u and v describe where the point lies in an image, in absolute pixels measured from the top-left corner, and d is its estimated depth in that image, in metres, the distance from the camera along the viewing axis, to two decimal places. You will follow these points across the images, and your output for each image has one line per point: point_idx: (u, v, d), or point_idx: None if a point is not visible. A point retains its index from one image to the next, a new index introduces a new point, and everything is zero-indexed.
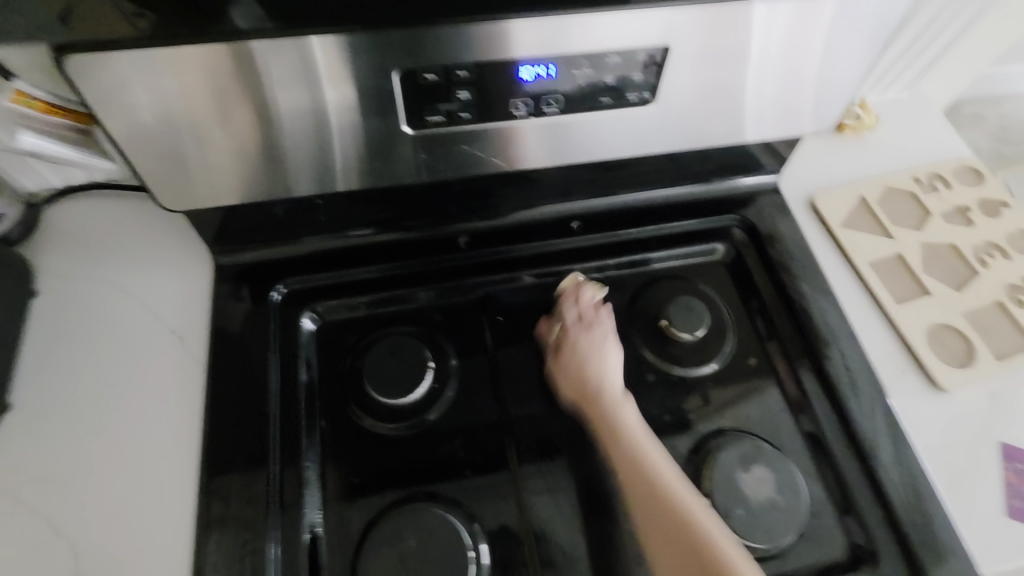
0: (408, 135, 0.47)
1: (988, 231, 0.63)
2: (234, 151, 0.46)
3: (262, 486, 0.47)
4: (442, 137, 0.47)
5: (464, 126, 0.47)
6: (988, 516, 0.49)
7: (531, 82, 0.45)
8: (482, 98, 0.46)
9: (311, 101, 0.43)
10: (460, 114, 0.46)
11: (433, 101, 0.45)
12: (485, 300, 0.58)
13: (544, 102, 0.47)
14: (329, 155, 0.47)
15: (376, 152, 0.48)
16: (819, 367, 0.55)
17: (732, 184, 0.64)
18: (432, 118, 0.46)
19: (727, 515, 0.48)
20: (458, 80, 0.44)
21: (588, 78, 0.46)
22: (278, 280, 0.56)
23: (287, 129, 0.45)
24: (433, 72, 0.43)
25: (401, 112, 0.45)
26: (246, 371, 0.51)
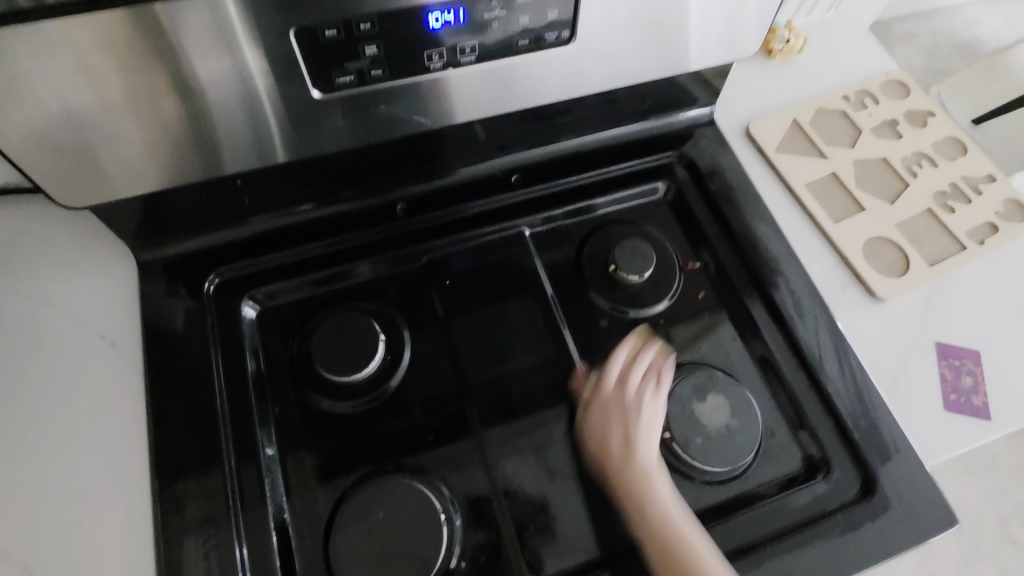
0: (319, 100, 0.44)
1: (916, 141, 0.65)
2: (145, 137, 0.42)
3: (221, 483, 0.45)
4: (356, 99, 0.45)
5: (378, 84, 0.44)
6: (928, 412, 0.52)
7: (441, 31, 0.43)
8: (392, 52, 0.43)
9: (213, 73, 0.40)
10: (372, 72, 0.44)
11: (340, 61, 0.42)
12: (431, 267, 0.57)
13: (459, 50, 0.45)
14: (243, 130, 0.44)
15: (289, 122, 0.45)
16: (765, 293, 0.56)
17: (671, 120, 0.63)
18: (342, 79, 0.44)
19: (686, 446, 0.49)
20: (362, 35, 0.42)
21: (500, 20, 0.44)
22: (210, 271, 0.54)
23: (193, 106, 0.42)
24: (334, 29, 0.41)
25: (307, 75, 0.42)
26: (188, 368, 0.49)
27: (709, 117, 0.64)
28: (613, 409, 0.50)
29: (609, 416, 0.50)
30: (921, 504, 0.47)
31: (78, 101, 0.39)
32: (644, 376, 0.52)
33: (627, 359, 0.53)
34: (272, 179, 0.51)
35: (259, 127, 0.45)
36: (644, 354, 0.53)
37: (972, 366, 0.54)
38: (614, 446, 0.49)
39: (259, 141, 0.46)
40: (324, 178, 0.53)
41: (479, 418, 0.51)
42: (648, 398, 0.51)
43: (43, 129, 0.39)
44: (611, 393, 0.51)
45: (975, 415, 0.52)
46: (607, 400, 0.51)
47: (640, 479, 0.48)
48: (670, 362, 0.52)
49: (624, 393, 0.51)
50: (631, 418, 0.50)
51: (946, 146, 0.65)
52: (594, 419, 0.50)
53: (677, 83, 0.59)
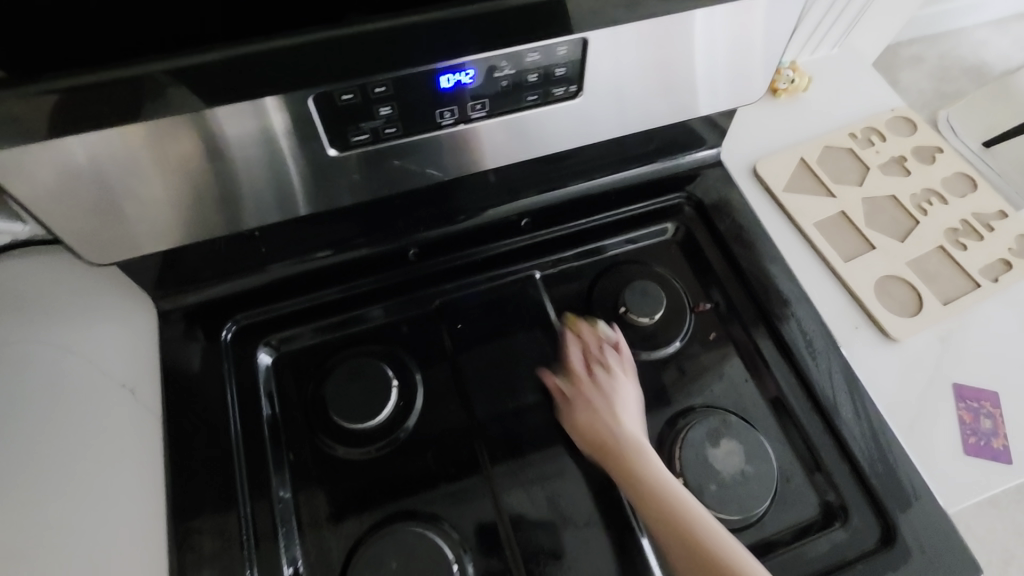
0: (335, 158, 0.46)
1: (924, 177, 0.65)
2: (176, 195, 0.44)
3: (236, 529, 0.46)
4: (370, 155, 0.46)
5: (391, 141, 0.46)
6: (947, 456, 0.51)
7: (452, 90, 0.44)
8: (405, 111, 0.45)
9: (232, 137, 0.42)
10: (386, 130, 0.45)
11: (356, 121, 0.44)
12: (443, 311, 0.58)
13: (470, 108, 0.46)
14: (260, 188, 0.46)
15: (306, 176, 0.46)
16: (775, 333, 0.56)
17: (677, 162, 0.64)
18: (357, 138, 0.45)
19: (701, 492, 0.49)
20: (376, 97, 0.43)
21: (510, 77, 0.45)
22: (228, 316, 0.55)
23: (211, 167, 0.43)
24: (350, 92, 0.42)
25: (323, 136, 0.44)
26: (204, 415, 0.50)
27: (716, 158, 0.65)
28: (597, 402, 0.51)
29: (587, 400, 0.52)
30: (943, 554, 0.46)
31: (100, 167, 0.40)
32: (601, 364, 0.54)
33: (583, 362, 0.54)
34: (290, 228, 0.53)
35: (274, 185, 0.46)
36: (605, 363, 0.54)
37: (990, 408, 0.53)
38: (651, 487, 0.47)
39: (274, 196, 0.47)
40: (339, 226, 0.55)
41: (490, 461, 0.51)
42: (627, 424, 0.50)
43: (81, 197, 0.41)
44: (584, 387, 0.53)
45: (996, 459, 0.51)
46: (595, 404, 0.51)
47: (639, 463, 0.48)
48: (619, 338, 0.55)
49: (593, 383, 0.52)
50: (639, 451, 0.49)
51: (956, 182, 0.65)
52: (582, 413, 0.51)
53: (686, 126, 0.60)
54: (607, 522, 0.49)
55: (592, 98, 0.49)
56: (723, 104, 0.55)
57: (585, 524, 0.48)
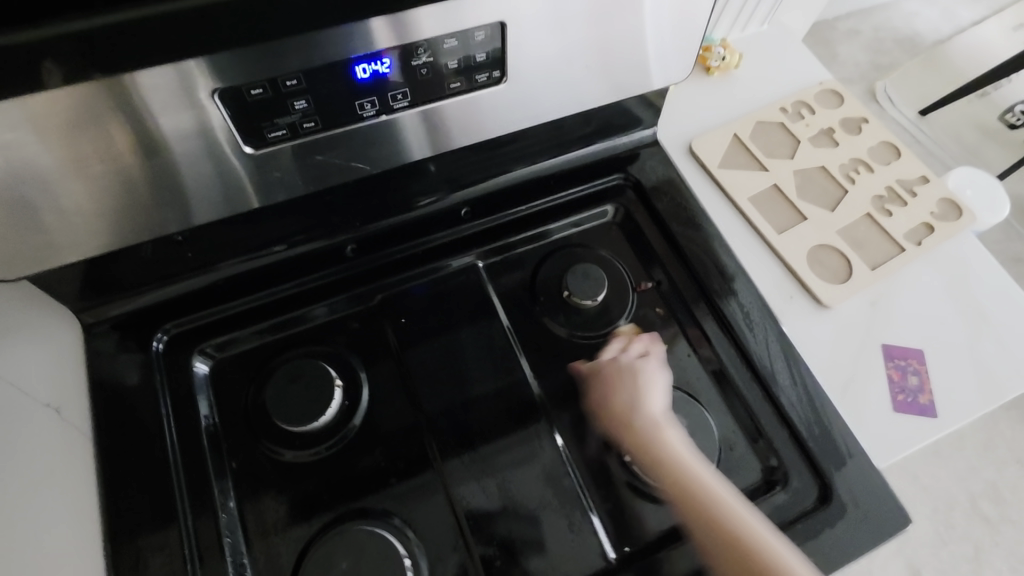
0: (252, 155, 0.44)
1: (852, 148, 0.67)
2: (95, 200, 0.42)
3: (177, 544, 0.44)
4: (290, 151, 0.45)
5: (310, 135, 0.45)
6: (878, 413, 0.53)
7: (370, 80, 0.43)
8: (322, 105, 0.43)
9: (167, 130, 0.40)
10: (304, 124, 0.44)
11: (270, 116, 0.43)
12: (387, 307, 0.57)
13: (391, 97, 0.45)
14: (202, 185, 0.44)
15: (225, 176, 0.44)
16: (714, 307, 0.57)
17: (613, 143, 0.64)
18: (273, 133, 0.44)
19: (645, 466, 0.49)
20: (289, 90, 0.42)
21: (429, 65, 0.44)
22: (156, 329, 0.53)
23: (147, 163, 0.41)
24: (260, 87, 0.40)
25: (236, 134, 0.42)
26: (137, 430, 0.47)
27: (654, 137, 0.65)
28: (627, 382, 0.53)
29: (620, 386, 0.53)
30: (876, 507, 0.48)
31: (19, 170, 0.38)
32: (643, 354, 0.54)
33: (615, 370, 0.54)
34: (221, 230, 0.52)
35: (218, 181, 0.45)
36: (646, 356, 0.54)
37: (916, 365, 0.56)
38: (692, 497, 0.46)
39: (208, 194, 0.45)
40: (273, 225, 0.53)
41: (440, 455, 0.50)
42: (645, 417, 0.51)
43: None
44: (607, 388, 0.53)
45: (923, 413, 0.53)
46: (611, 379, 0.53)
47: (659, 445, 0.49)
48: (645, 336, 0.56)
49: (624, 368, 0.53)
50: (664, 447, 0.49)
51: (881, 151, 0.68)
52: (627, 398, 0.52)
53: (620, 107, 0.60)
54: (558, 502, 0.49)
55: (517, 83, 0.49)
56: (651, 85, 0.55)
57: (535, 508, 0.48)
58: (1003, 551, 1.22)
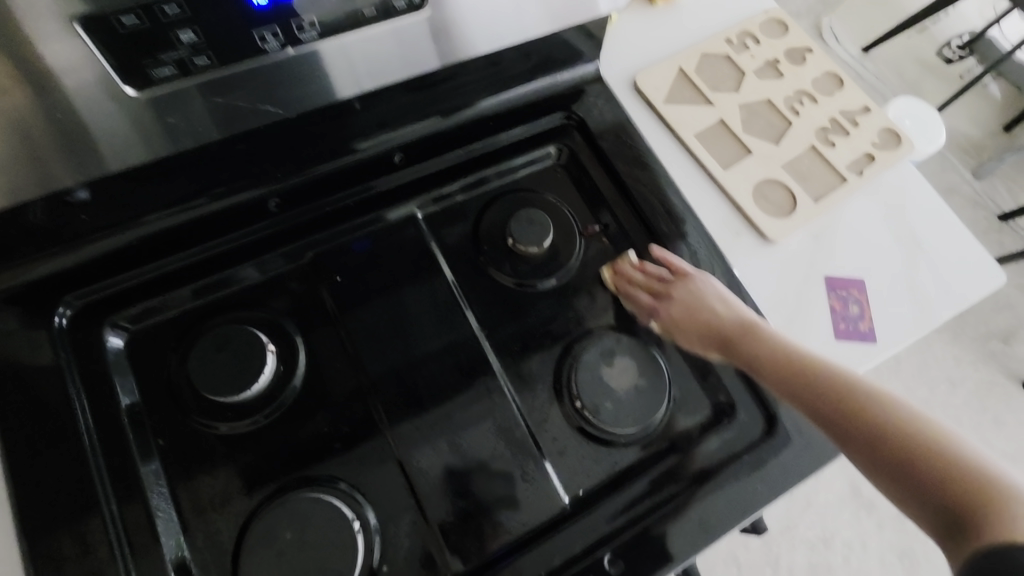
0: (136, 98, 0.38)
1: (796, 79, 0.66)
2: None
3: (102, 533, 0.41)
4: (182, 92, 0.40)
5: (205, 73, 0.39)
6: (821, 343, 0.55)
7: (268, 6, 0.38)
8: (215, 36, 0.38)
9: (56, 63, 0.34)
10: (196, 60, 0.39)
11: (152, 52, 0.37)
12: (320, 266, 0.53)
13: (297, 28, 0.40)
14: (111, 128, 0.39)
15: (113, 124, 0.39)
16: (662, 248, 0.56)
17: (553, 82, 0.60)
18: (160, 73, 0.38)
19: (597, 410, 0.49)
20: (171, 19, 0.36)
21: None
22: (54, 304, 0.47)
23: (38, 103, 0.36)
24: (133, 15, 0.35)
25: (114, 72, 0.36)
26: (46, 415, 0.43)
27: (596, 73, 0.62)
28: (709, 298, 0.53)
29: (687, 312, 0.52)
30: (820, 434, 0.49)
31: None
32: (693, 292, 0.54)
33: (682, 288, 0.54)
34: (119, 187, 0.46)
35: (131, 123, 0.40)
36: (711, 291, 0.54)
37: (857, 295, 0.56)
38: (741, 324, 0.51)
39: (117, 138, 0.40)
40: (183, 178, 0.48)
41: (386, 416, 0.48)
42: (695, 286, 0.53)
43: None
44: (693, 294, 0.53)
45: (863, 340, 0.55)
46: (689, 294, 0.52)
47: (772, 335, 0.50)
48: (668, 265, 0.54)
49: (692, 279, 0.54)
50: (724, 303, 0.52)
51: (824, 82, 0.67)
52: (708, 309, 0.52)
53: (559, 39, 0.56)
54: (511, 454, 0.48)
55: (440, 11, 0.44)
56: (586, 12, 0.52)
57: (486, 462, 0.47)
58: None
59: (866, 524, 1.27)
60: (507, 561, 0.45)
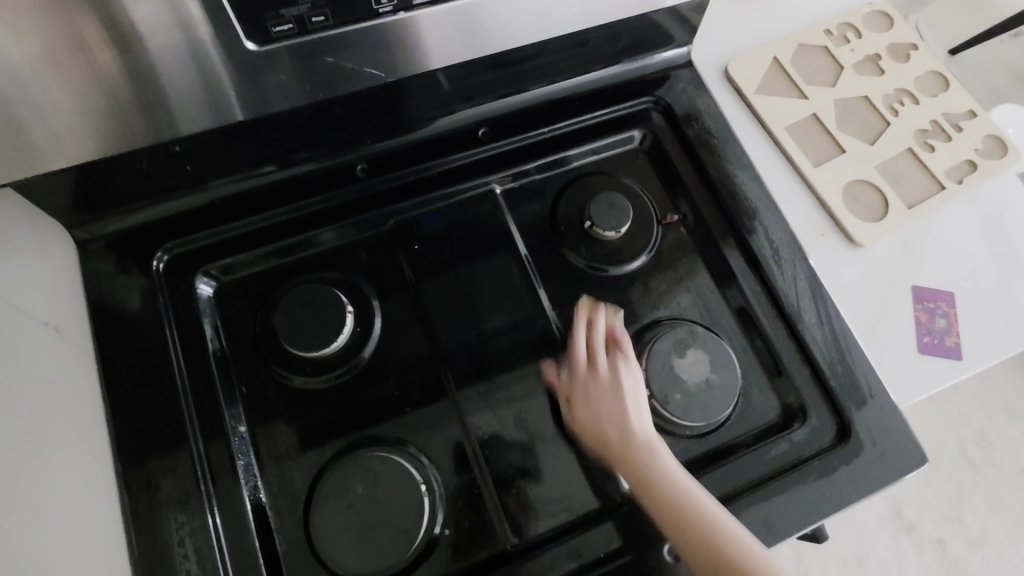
0: (257, 53, 0.40)
1: (898, 77, 0.63)
2: (101, 102, 0.39)
3: (189, 467, 0.43)
4: (297, 48, 0.41)
5: (321, 33, 0.40)
6: (902, 355, 0.52)
7: None
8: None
9: (138, 23, 0.35)
10: (313, 18, 0.39)
11: (275, 6, 0.38)
12: (398, 232, 0.54)
13: None
14: (186, 88, 0.40)
15: (221, 79, 0.41)
16: (743, 244, 0.54)
17: (646, 62, 0.59)
18: (279, 29, 0.39)
19: (665, 401, 0.49)
20: None
21: None
22: (153, 249, 0.49)
23: (116, 60, 0.37)
24: None
25: (238, 24, 0.38)
26: (143, 352, 0.45)
27: (687, 57, 0.60)
28: (600, 398, 0.48)
29: (601, 400, 0.48)
30: (895, 446, 0.48)
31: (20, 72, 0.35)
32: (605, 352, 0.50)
33: (587, 358, 0.50)
34: (215, 144, 0.47)
35: (208, 82, 0.41)
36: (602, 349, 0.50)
37: (945, 308, 0.54)
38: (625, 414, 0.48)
39: (194, 97, 0.41)
40: (276, 138, 0.49)
41: (455, 382, 0.49)
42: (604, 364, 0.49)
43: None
44: (588, 383, 0.49)
45: (947, 355, 0.52)
46: (584, 381, 0.49)
47: (655, 464, 0.46)
48: (622, 327, 0.51)
49: (597, 377, 0.49)
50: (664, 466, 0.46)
51: (928, 81, 0.63)
52: (582, 411, 0.48)
53: (650, 20, 0.55)
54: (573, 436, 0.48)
55: None
56: None
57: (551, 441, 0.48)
58: (981, 491, 1.27)
59: (905, 547, 1.23)
60: (546, 547, 0.45)
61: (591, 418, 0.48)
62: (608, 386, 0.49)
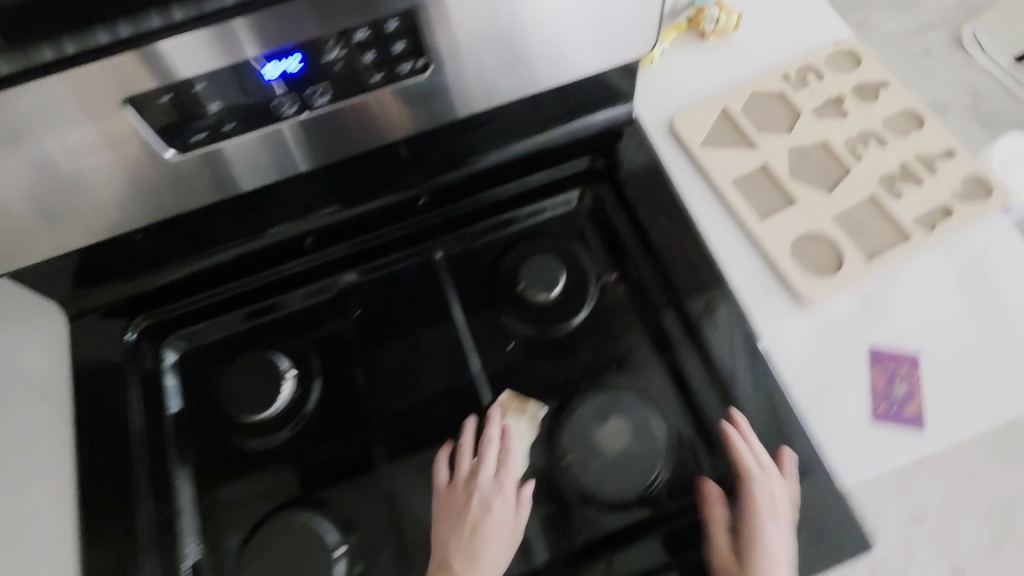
0: (179, 159, 0.43)
1: (864, 119, 0.59)
2: (48, 220, 0.43)
3: (136, 523, 0.49)
4: (214, 153, 0.43)
5: (232, 138, 0.43)
6: (854, 424, 0.49)
7: (282, 79, 0.41)
8: (238, 106, 0.41)
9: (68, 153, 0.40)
10: (224, 126, 0.42)
11: (187, 122, 0.41)
12: (344, 299, 0.58)
13: (310, 95, 0.42)
14: (123, 200, 0.44)
15: (154, 189, 0.44)
16: (679, 306, 0.53)
17: (586, 122, 0.59)
18: (194, 138, 0.42)
19: (583, 469, 0.49)
20: (199, 93, 0.39)
21: (345, 58, 0.41)
22: (126, 323, 0.56)
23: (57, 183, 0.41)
24: (168, 93, 0.39)
25: (157, 140, 0.41)
26: (107, 419, 0.52)
27: (631, 115, 0.60)
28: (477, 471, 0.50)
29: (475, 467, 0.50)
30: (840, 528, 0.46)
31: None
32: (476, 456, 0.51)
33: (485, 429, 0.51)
34: (177, 235, 0.54)
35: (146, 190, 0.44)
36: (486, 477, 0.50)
37: (908, 373, 0.50)
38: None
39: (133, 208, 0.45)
40: (231, 218, 0.55)
41: (383, 446, 0.52)
42: (485, 475, 0.50)
43: None
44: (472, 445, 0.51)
45: (907, 425, 0.49)
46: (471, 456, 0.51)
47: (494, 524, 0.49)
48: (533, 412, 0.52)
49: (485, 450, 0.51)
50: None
51: (900, 121, 0.59)
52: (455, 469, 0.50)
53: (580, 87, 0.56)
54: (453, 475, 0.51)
55: (450, 75, 0.44)
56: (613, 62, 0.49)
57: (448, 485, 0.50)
58: None
59: None
60: None
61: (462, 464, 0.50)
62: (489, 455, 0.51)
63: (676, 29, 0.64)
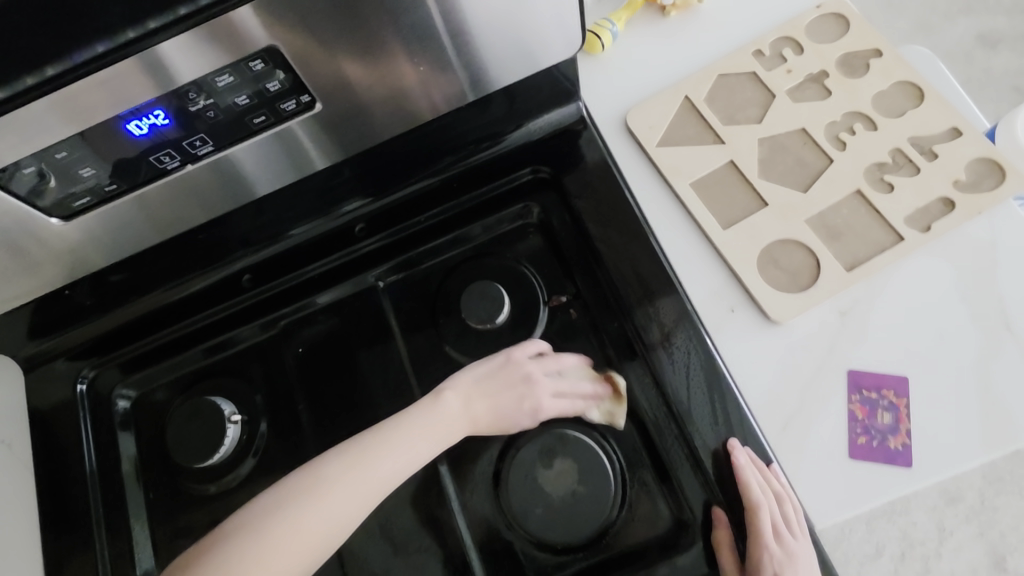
0: (66, 225, 0.44)
1: (850, 97, 0.52)
2: None
3: (93, 567, 0.50)
4: (104, 214, 0.44)
5: (117, 196, 0.43)
6: (828, 458, 0.45)
7: (150, 134, 0.39)
8: (112, 165, 0.41)
9: None
10: (106, 187, 0.42)
11: (64, 187, 0.41)
12: (288, 330, 0.55)
13: (189, 145, 0.41)
14: (36, 255, 0.45)
15: (59, 240, 0.45)
16: (634, 328, 0.48)
17: (527, 129, 0.54)
18: (78, 203, 0.43)
19: (525, 518, 0.45)
20: (67, 160, 0.39)
21: (215, 106, 0.39)
22: (75, 373, 0.55)
23: None
24: (31, 166, 0.38)
25: (37, 211, 0.41)
26: (63, 468, 0.52)
27: (580, 113, 0.54)
28: (503, 392, 0.48)
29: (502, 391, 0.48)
30: (786, 565, 0.42)
31: None
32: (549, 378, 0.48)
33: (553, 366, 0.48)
34: (112, 285, 0.53)
35: (55, 242, 0.45)
36: (579, 380, 0.48)
37: (893, 399, 0.45)
38: (356, 444, 0.46)
39: (52, 260, 0.46)
40: (162, 259, 0.54)
41: None
42: (538, 393, 0.47)
43: None
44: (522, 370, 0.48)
45: (890, 461, 0.44)
46: (512, 375, 0.48)
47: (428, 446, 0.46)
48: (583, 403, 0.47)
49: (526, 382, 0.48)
50: (403, 437, 0.46)
51: (895, 95, 0.52)
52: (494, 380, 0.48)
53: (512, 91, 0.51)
54: (481, 391, 0.48)
55: (337, 99, 0.43)
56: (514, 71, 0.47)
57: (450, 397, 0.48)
58: None
59: None
60: None
61: (502, 379, 0.48)
62: (526, 389, 0.48)
63: (633, 6, 0.57)
